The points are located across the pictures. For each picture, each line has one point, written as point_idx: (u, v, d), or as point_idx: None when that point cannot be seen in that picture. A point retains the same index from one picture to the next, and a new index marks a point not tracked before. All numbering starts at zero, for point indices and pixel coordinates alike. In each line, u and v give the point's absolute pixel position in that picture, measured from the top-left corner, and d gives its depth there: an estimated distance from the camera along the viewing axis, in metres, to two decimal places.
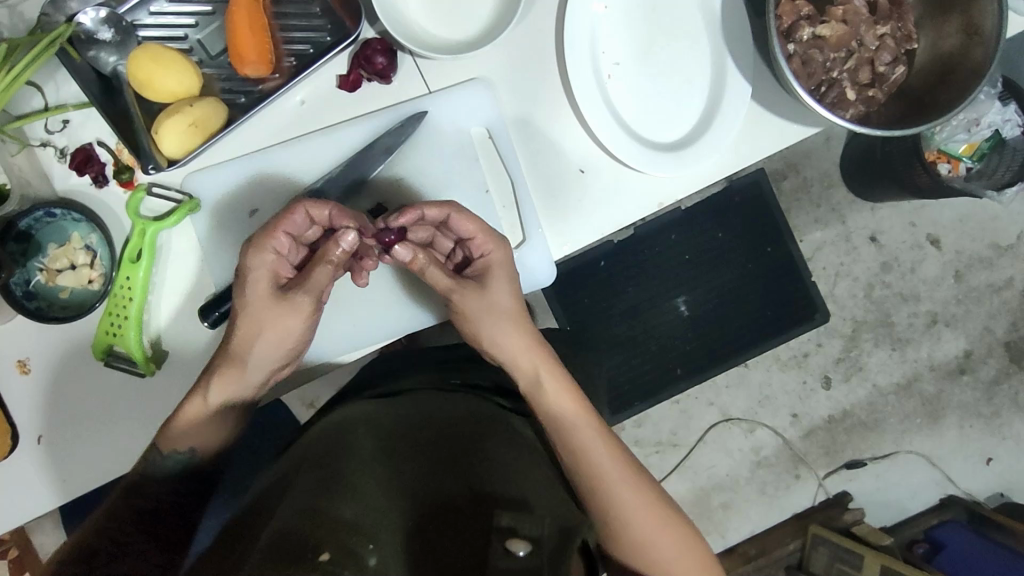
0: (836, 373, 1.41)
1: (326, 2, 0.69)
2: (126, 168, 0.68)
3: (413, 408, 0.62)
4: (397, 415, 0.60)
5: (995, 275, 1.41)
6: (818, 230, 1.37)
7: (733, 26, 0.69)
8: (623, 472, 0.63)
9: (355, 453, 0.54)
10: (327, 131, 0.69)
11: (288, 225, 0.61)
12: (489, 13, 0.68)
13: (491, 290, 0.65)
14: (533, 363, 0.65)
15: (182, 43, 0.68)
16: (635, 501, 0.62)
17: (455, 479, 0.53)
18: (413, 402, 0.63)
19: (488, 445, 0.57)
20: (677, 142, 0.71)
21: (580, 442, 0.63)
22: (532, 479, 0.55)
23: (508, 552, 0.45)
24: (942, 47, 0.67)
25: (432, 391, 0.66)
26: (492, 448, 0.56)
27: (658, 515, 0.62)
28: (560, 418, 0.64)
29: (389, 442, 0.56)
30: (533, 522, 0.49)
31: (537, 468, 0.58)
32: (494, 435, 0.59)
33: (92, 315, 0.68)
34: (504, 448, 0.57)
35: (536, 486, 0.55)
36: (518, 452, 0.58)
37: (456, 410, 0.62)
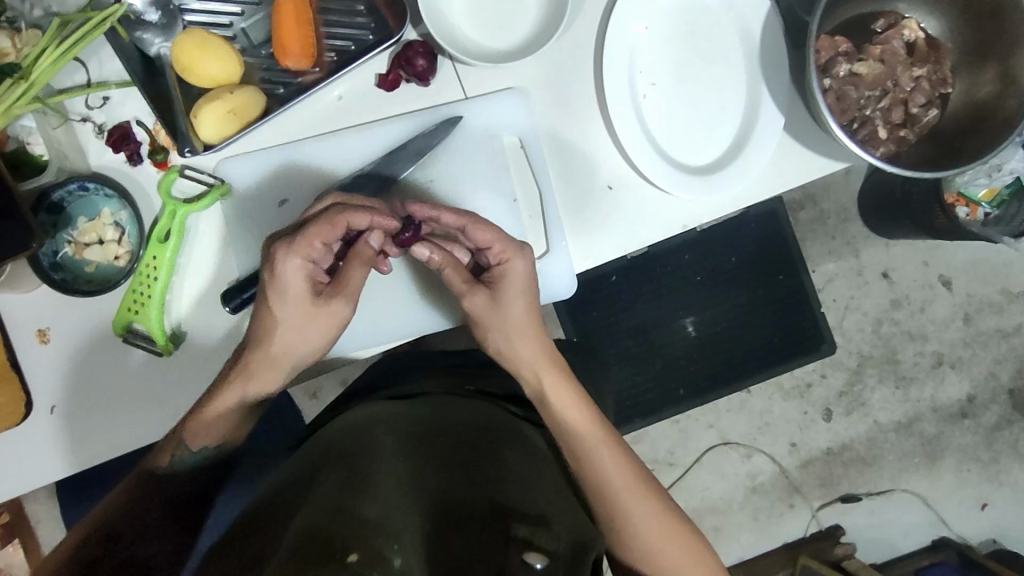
0: (838, 406, 1.41)
1: (371, 2, 0.70)
2: (161, 149, 0.68)
3: (428, 413, 0.62)
4: (413, 418, 0.61)
5: (1004, 321, 1.41)
6: (830, 262, 1.37)
7: (771, 57, 0.69)
8: (631, 487, 0.64)
9: (374, 455, 0.55)
10: (361, 128, 0.70)
11: (326, 236, 0.59)
12: (531, 25, 0.69)
13: (505, 303, 0.65)
14: (542, 373, 0.66)
15: (226, 30, 0.69)
16: (642, 510, 0.63)
17: (472, 486, 0.53)
18: (428, 406, 0.64)
19: (503, 454, 0.58)
20: (707, 167, 0.71)
21: (588, 453, 0.64)
22: (544, 493, 0.56)
23: (526, 563, 0.46)
24: (977, 94, 0.68)
25: (445, 395, 0.67)
26: (507, 458, 0.57)
27: (664, 530, 0.64)
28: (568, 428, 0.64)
29: (407, 447, 0.56)
30: (549, 536, 0.50)
31: (549, 479, 0.59)
32: (508, 447, 0.59)
33: (115, 291, 0.69)
34: (518, 459, 0.59)
35: (548, 500, 0.55)
36: (530, 463, 0.59)
37: (470, 418, 0.62)
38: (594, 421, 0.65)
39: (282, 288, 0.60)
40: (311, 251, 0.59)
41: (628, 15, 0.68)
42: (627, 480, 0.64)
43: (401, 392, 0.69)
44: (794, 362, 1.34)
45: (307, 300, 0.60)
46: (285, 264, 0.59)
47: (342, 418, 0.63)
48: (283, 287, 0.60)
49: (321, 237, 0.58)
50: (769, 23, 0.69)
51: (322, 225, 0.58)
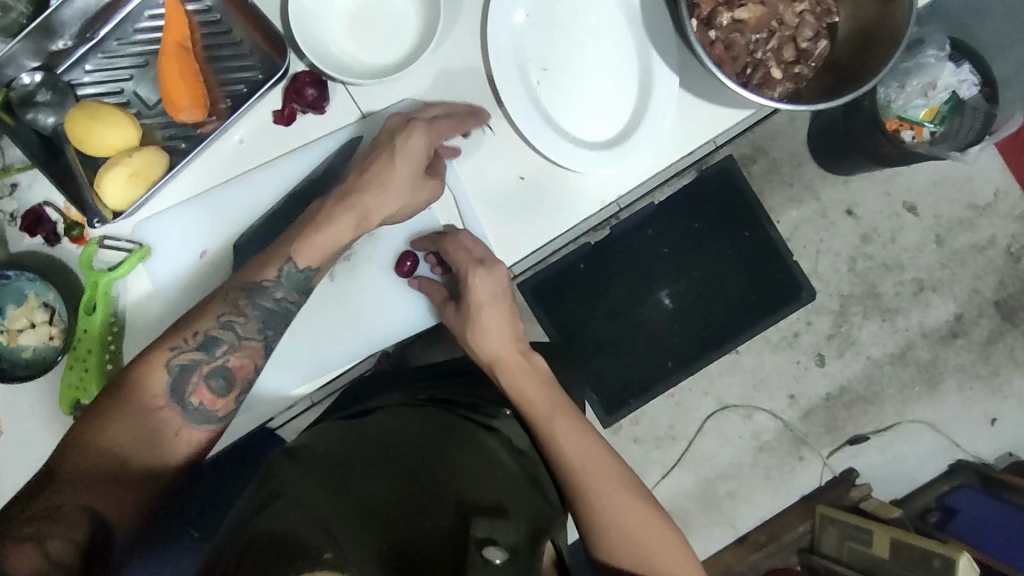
0: (829, 350, 1.40)
1: (255, 42, 0.70)
2: (75, 225, 0.69)
3: (380, 428, 0.63)
4: (370, 430, 0.62)
5: (977, 235, 1.40)
6: (793, 210, 1.37)
7: (654, 21, 0.70)
8: (602, 462, 0.65)
9: (327, 465, 0.56)
10: (264, 167, 0.70)
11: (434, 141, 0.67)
12: (413, 35, 0.69)
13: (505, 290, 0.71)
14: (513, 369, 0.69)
15: (119, 96, 0.70)
16: (607, 486, 0.64)
17: (433, 487, 0.55)
18: (380, 423, 0.64)
19: (453, 455, 0.59)
20: (613, 140, 0.71)
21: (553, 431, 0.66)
22: (500, 486, 0.58)
23: (487, 560, 0.47)
24: (861, 16, 0.68)
25: (402, 407, 0.68)
26: (461, 458, 0.59)
27: (631, 498, 0.65)
28: (543, 415, 0.67)
29: (364, 455, 0.57)
30: (507, 531, 0.51)
31: (507, 475, 0.60)
32: (463, 445, 0.61)
33: (56, 370, 0.69)
34: (470, 452, 0.60)
35: (503, 491, 0.58)
36: (486, 457, 0.61)
37: (427, 427, 0.63)
38: (576, 421, 0.67)
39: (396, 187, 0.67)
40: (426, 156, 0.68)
41: (507, 6, 0.69)
42: (613, 479, 0.65)
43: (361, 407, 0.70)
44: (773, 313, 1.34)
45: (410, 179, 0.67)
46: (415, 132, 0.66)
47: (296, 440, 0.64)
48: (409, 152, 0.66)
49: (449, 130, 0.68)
50: None
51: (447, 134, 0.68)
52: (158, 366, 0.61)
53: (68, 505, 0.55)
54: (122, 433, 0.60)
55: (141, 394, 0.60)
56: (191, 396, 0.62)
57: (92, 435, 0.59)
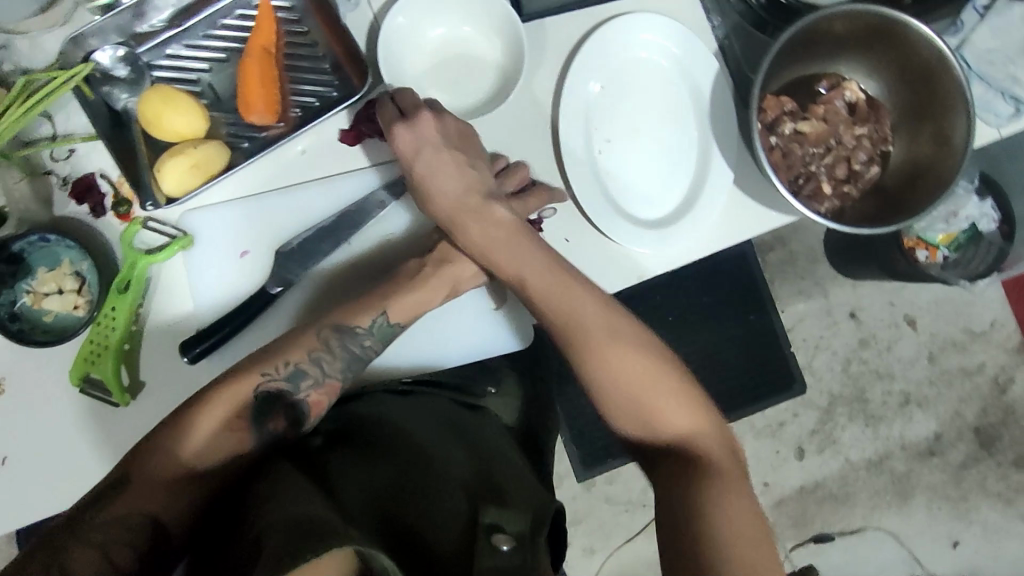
0: (810, 445, 1.42)
1: (336, 59, 0.72)
2: (125, 202, 0.69)
3: (376, 418, 0.67)
4: (360, 429, 0.65)
5: (968, 360, 1.44)
6: (799, 302, 1.40)
7: (720, 116, 0.73)
8: (639, 368, 0.61)
9: (324, 464, 0.59)
10: (322, 181, 0.72)
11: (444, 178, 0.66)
12: (490, 84, 0.72)
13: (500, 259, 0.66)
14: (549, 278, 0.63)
15: (193, 85, 0.71)
16: (646, 368, 0.60)
17: (430, 477, 0.59)
18: (377, 409, 0.68)
19: (447, 452, 0.63)
20: (660, 220, 0.73)
21: (574, 325, 0.62)
22: (495, 472, 0.63)
23: (494, 547, 0.51)
24: (915, 152, 0.71)
25: (390, 394, 0.71)
26: (452, 457, 0.63)
27: (663, 377, 0.61)
28: (560, 308, 0.62)
29: (360, 453, 0.61)
30: (515, 518, 0.55)
31: (497, 465, 0.65)
32: (455, 443, 0.66)
33: (74, 341, 0.69)
34: (457, 452, 0.64)
35: (501, 476, 0.62)
36: (474, 456, 0.65)
37: (421, 418, 0.68)
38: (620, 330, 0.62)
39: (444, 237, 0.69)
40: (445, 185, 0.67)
41: (585, 76, 0.71)
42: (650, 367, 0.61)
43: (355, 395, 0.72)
44: (766, 399, 1.36)
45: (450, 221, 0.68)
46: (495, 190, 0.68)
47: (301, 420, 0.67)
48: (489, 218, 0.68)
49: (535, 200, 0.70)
50: (718, 84, 0.73)
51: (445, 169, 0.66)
52: (244, 389, 0.62)
53: (127, 512, 0.54)
54: (194, 442, 0.59)
55: (219, 412, 0.60)
56: (268, 421, 0.62)
57: (168, 438, 0.58)
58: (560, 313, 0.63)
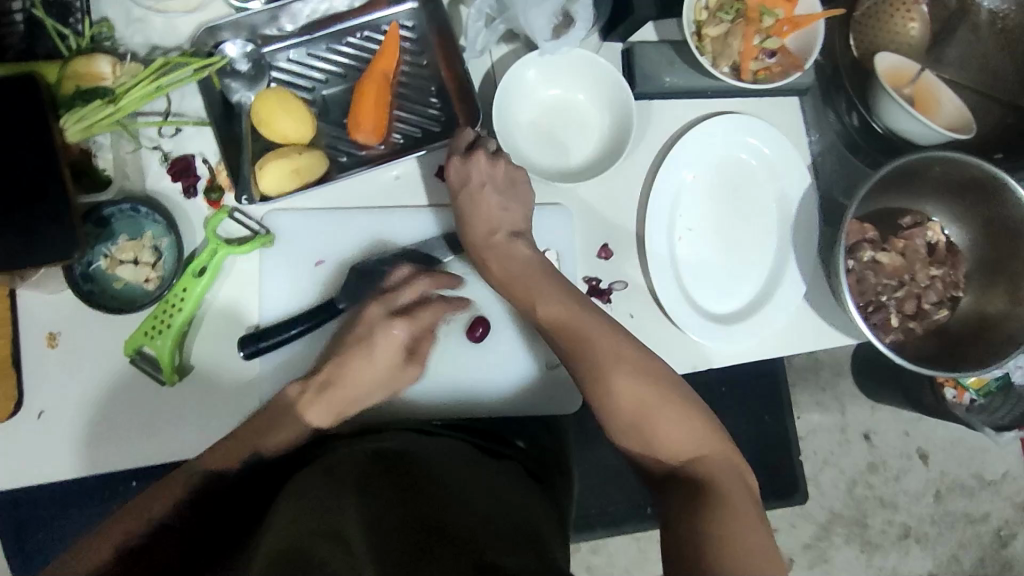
0: (801, 558, 1.40)
1: (447, 97, 0.74)
2: (217, 188, 0.71)
3: (395, 450, 0.62)
4: (374, 458, 0.60)
5: (974, 506, 1.43)
6: (816, 413, 1.40)
7: (801, 228, 0.74)
8: (648, 394, 0.59)
9: (333, 489, 0.54)
10: (409, 211, 0.73)
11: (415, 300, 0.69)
12: (588, 152, 0.73)
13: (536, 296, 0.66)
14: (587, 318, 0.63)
15: (307, 93, 0.73)
16: (659, 404, 0.58)
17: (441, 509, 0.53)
18: (396, 442, 0.63)
19: (464, 488, 0.57)
20: (726, 316, 0.74)
21: (592, 360, 0.61)
22: (516, 515, 0.56)
23: None
24: (986, 304, 0.72)
25: (415, 432, 0.67)
26: (471, 491, 0.57)
27: (678, 407, 0.58)
28: (575, 339, 0.62)
29: (367, 480, 0.56)
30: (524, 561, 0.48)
31: (520, 509, 0.58)
32: (475, 480, 0.59)
33: (139, 313, 0.70)
34: (477, 489, 0.58)
35: (522, 521, 0.55)
36: (496, 495, 0.58)
37: (440, 453, 0.63)
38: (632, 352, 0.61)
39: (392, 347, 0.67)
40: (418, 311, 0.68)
41: (680, 163, 0.73)
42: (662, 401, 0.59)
43: (373, 427, 0.68)
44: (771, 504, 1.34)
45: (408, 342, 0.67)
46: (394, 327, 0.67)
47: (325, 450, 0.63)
48: (379, 347, 0.66)
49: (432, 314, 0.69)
50: (806, 198, 0.75)
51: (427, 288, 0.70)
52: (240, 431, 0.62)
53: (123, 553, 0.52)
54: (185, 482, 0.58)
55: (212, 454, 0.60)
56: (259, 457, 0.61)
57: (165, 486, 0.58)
58: (571, 339, 0.62)
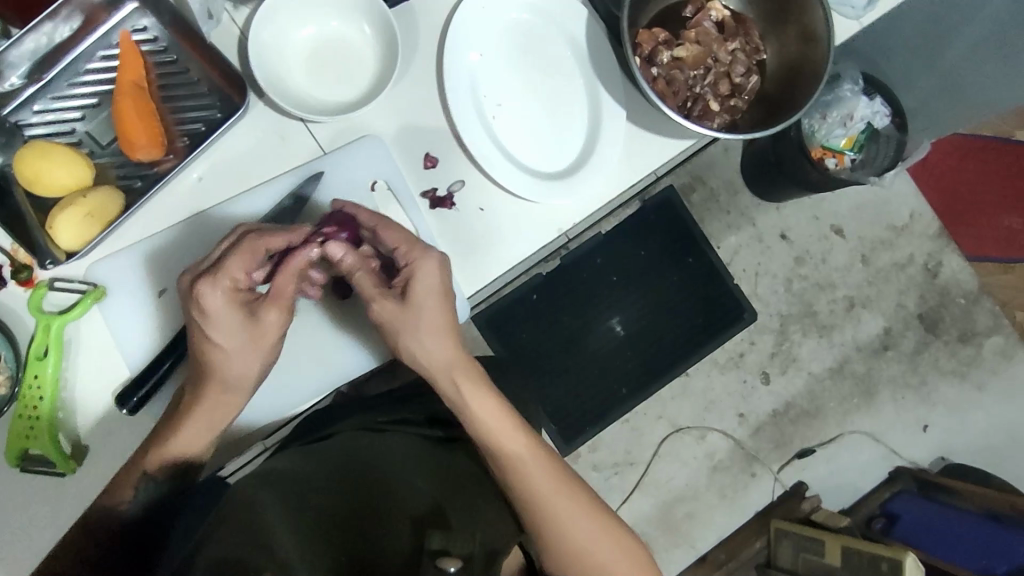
0: (773, 368, 1.47)
1: (212, 81, 0.71)
2: (24, 267, 0.67)
3: (338, 454, 0.62)
4: (323, 468, 0.60)
5: (897, 254, 1.51)
6: (731, 236, 1.44)
7: (600, 59, 0.75)
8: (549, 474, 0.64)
9: (269, 502, 0.54)
10: (224, 204, 0.70)
11: (247, 268, 0.59)
12: (371, 75, 0.72)
13: (418, 308, 0.62)
14: (468, 393, 0.65)
15: (70, 136, 0.69)
16: (556, 489, 0.64)
17: (386, 511, 0.54)
18: (342, 445, 0.64)
19: (412, 482, 0.59)
20: (566, 171, 0.75)
21: (500, 443, 0.64)
22: (460, 507, 0.59)
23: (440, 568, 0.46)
24: (786, 53, 0.74)
25: (359, 430, 0.67)
26: (413, 486, 0.58)
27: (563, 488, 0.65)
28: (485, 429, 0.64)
29: (309, 493, 0.56)
30: (462, 541, 0.50)
31: (462, 497, 0.61)
32: (421, 473, 0.61)
33: (4, 419, 0.66)
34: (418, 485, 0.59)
35: (465, 512, 0.58)
36: (437, 490, 0.60)
37: (387, 450, 0.64)
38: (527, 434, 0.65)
39: (239, 347, 0.61)
40: (237, 282, 0.59)
41: (460, 47, 0.72)
42: (553, 483, 0.64)
43: (318, 437, 0.69)
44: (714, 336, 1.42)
45: (246, 318, 0.60)
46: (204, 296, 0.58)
47: (260, 466, 0.64)
48: (218, 322, 0.60)
49: (243, 265, 0.59)
50: (592, 28, 0.75)
51: (243, 257, 0.58)
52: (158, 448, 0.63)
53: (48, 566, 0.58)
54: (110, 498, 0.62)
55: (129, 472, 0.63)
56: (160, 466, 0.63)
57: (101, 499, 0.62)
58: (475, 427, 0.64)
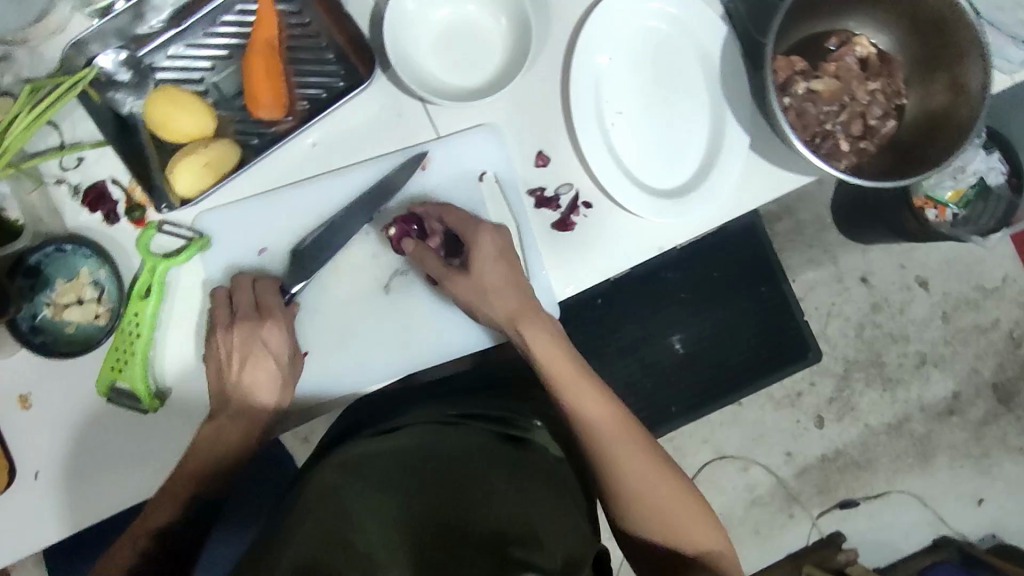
0: (829, 412, 1.42)
1: (340, 49, 0.71)
2: (138, 207, 0.68)
3: (414, 448, 0.63)
4: (403, 456, 0.61)
5: (982, 317, 1.44)
6: (810, 271, 1.39)
7: (732, 79, 0.72)
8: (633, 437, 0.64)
9: (361, 490, 0.56)
10: (334, 173, 0.71)
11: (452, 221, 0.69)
12: (497, 64, 0.71)
13: (474, 270, 0.67)
14: (551, 343, 0.66)
15: (198, 85, 0.70)
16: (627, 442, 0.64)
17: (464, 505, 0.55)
18: (417, 438, 0.65)
19: (494, 478, 0.59)
20: (676, 190, 0.73)
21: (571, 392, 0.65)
22: (538, 501, 0.58)
23: None
24: (930, 103, 0.70)
25: (434, 424, 0.68)
26: (493, 483, 0.58)
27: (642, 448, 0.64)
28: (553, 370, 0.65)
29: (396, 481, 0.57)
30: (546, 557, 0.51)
31: (547, 493, 0.60)
32: (500, 465, 0.61)
33: (98, 350, 0.68)
34: (502, 483, 0.58)
35: (542, 506, 0.58)
36: (518, 486, 0.59)
37: (461, 444, 0.64)
38: (594, 385, 0.65)
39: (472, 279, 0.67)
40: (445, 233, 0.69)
41: (592, 49, 0.71)
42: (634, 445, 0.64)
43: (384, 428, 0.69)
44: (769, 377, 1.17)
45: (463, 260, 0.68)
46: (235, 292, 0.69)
47: (338, 454, 0.64)
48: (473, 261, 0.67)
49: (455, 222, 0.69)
50: (728, 48, 0.72)
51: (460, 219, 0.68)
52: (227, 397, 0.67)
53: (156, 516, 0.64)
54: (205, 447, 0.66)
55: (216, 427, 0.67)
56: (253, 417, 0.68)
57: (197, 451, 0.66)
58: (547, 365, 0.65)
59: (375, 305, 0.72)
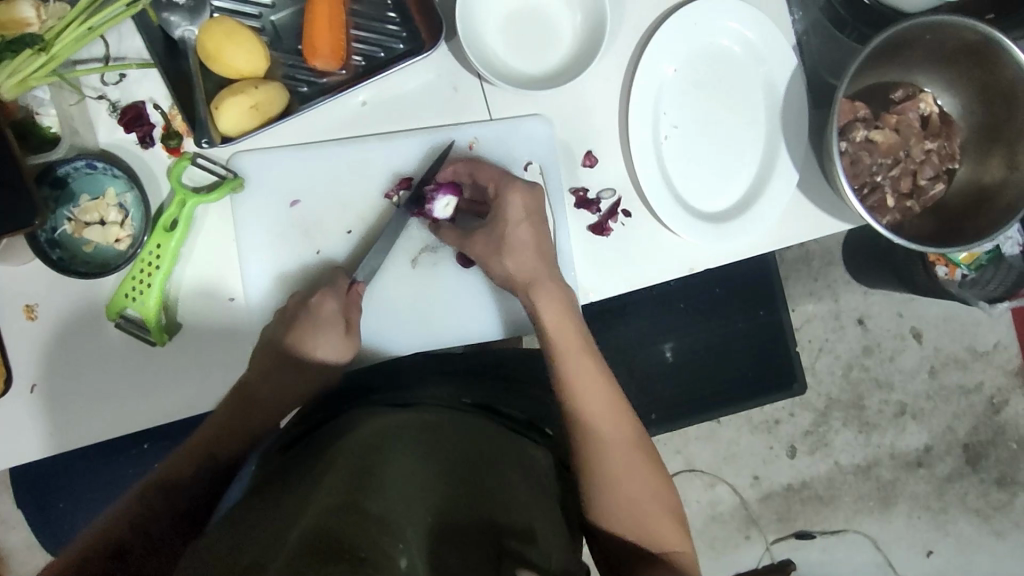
0: (803, 445, 1.44)
1: (405, 11, 0.69)
2: (176, 135, 0.67)
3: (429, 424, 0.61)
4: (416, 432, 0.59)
5: (967, 377, 1.46)
6: (810, 304, 1.40)
7: (792, 113, 0.71)
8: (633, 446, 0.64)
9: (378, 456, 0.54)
10: (381, 137, 0.70)
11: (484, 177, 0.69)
12: (561, 54, 0.70)
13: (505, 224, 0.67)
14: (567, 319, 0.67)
15: (254, 20, 0.68)
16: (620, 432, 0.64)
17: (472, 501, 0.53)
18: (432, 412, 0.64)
19: (503, 472, 0.59)
20: (718, 215, 0.72)
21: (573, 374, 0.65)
22: (536, 506, 0.58)
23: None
24: (983, 176, 0.70)
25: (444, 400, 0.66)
26: (506, 478, 0.58)
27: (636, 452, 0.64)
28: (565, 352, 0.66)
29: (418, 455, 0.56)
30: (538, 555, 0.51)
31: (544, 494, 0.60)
32: (509, 458, 0.61)
33: (115, 275, 0.67)
34: (511, 481, 0.58)
35: (540, 511, 0.57)
36: (524, 488, 0.58)
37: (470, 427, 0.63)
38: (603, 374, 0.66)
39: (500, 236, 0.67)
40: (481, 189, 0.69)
41: (660, 57, 0.69)
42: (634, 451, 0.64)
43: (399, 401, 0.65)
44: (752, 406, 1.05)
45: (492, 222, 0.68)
46: (324, 299, 0.66)
47: (349, 416, 0.62)
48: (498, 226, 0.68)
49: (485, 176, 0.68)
50: (795, 80, 0.71)
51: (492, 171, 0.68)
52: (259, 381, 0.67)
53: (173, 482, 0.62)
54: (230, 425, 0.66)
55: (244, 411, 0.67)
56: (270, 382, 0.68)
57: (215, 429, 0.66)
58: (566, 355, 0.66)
59: (398, 277, 0.71)
